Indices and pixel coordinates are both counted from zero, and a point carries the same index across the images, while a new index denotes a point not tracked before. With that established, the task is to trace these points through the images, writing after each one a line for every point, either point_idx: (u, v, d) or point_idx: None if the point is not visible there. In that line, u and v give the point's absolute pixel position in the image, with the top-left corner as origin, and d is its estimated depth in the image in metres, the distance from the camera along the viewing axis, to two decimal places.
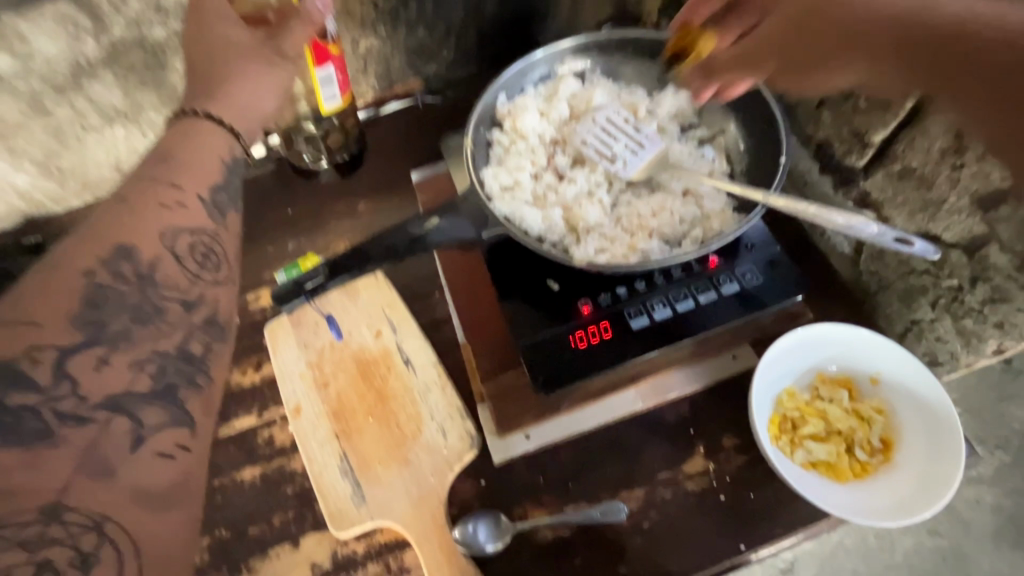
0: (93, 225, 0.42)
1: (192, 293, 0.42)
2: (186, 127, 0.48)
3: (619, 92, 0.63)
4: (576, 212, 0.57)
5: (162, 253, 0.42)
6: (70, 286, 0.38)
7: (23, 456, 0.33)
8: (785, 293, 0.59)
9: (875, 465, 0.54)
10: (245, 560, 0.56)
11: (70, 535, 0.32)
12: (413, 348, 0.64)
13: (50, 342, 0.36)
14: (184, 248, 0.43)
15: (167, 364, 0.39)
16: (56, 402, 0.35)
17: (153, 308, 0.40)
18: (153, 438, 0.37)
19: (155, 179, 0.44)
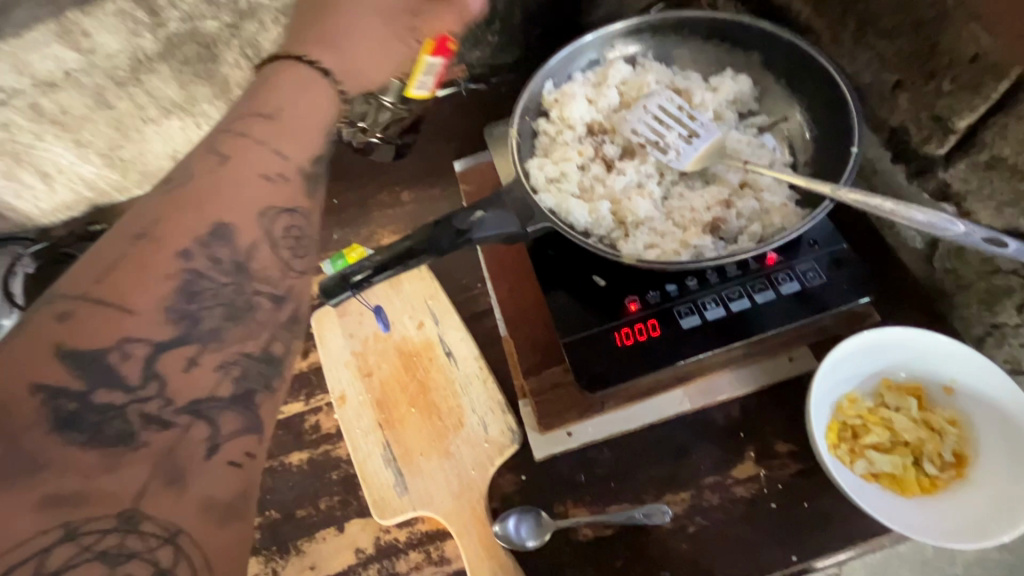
0: (198, 189, 0.42)
1: (280, 287, 0.42)
2: (292, 71, 0.51)
3: (673, 77, 0.60)
4: (625, 205, 0.54)
5: (259, 239, 0.42)
6: (166, 270, 0.38)
7: (103, 460, 0.33)
8: (849, 293, 0.55)
9: (945, 480, 0.50)
10: (294, 541, 0.58)
11: (148, 547, 0.31)
12: (455, 340, 0.64)
13: (143, 334, 0.36)
14: (281, 230, 0.44)
15: (248, 367, 0.39)
16: (141, 402, 0.35)
17: (245, 303, 0.40)
18: (225, 447, 0.36)
19: (259, 143, 0.45)
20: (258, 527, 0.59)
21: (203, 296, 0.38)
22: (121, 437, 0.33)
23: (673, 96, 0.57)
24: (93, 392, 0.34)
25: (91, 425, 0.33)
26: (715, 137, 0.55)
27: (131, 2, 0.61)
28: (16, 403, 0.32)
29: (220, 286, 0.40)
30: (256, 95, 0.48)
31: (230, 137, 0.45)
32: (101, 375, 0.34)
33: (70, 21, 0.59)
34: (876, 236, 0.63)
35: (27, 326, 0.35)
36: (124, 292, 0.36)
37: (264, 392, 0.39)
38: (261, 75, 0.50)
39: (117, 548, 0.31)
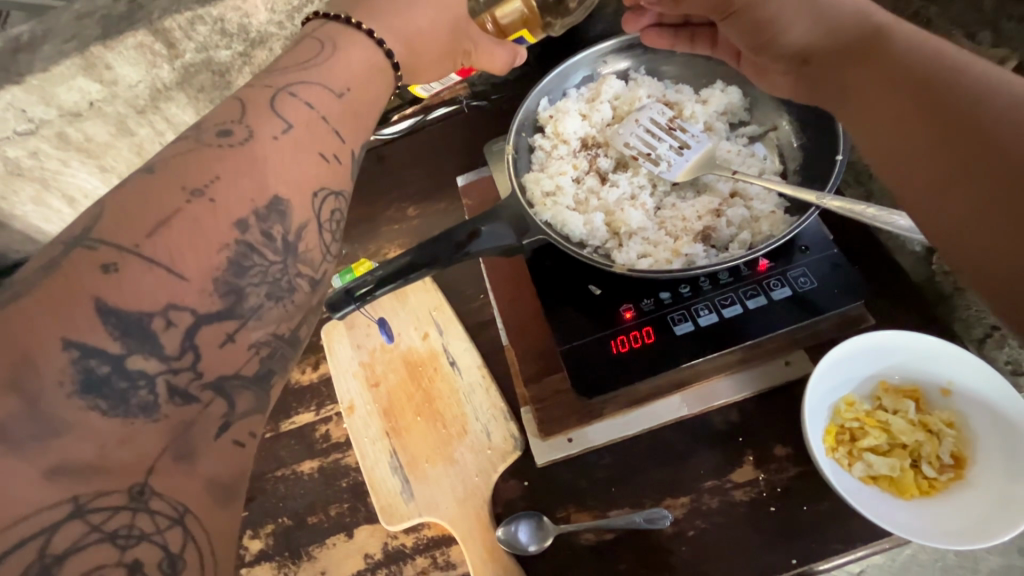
0: (247, 150, 0.38)
1: (318, 272, 0.40)
2: (346, 38, 0.46)
3: (665, 91, 0.62)
4: (618, 216, 0.56)
5: (310, 218, 0.40)
6: (221, 238, 0.35)
7: (122, 430, 0.30)
8: (840, 298, 0.57)
9: (944, 481, 0.50)
10: (305, 547, 0.60)
11: (157, 529, 0.30)
12: (458, 350, 0.66)
13: (188, 303, 0.33)
14: (326, 213, 0.41)
15: (277, 348, 0.37)
16: (172, 373, 0.33)
17: (287, 282, 0.38)
18: (237, 425, 0.35)
19: (319, 117, 0.41)
20: (272, 533, 0.61)
21: (250, 273, 0.36)
22: (143, 407, 0.31)
23: (664, 110, 0.59)
24: (128, 356, 0.31)
25: (117, 393, 0.31)
26: (705, 148, 0.57)
27: (150, 35, 0.63)
28: (43, 349, 0.29)
29: (267, 264, 0.37)
30: (320, 58, 0.44)
31: (282, 98, 0.41)
32: (141, 340, 0.32)
33: (93, 55, 0.63)
34: (871, 241, 0.64)
35: (64, 264, 0.32)
36: (172, 250, 0.34)
37: (280, 375, 0.38)
38: (317, 33, 0.46)
39: (126, 528, 0.29)
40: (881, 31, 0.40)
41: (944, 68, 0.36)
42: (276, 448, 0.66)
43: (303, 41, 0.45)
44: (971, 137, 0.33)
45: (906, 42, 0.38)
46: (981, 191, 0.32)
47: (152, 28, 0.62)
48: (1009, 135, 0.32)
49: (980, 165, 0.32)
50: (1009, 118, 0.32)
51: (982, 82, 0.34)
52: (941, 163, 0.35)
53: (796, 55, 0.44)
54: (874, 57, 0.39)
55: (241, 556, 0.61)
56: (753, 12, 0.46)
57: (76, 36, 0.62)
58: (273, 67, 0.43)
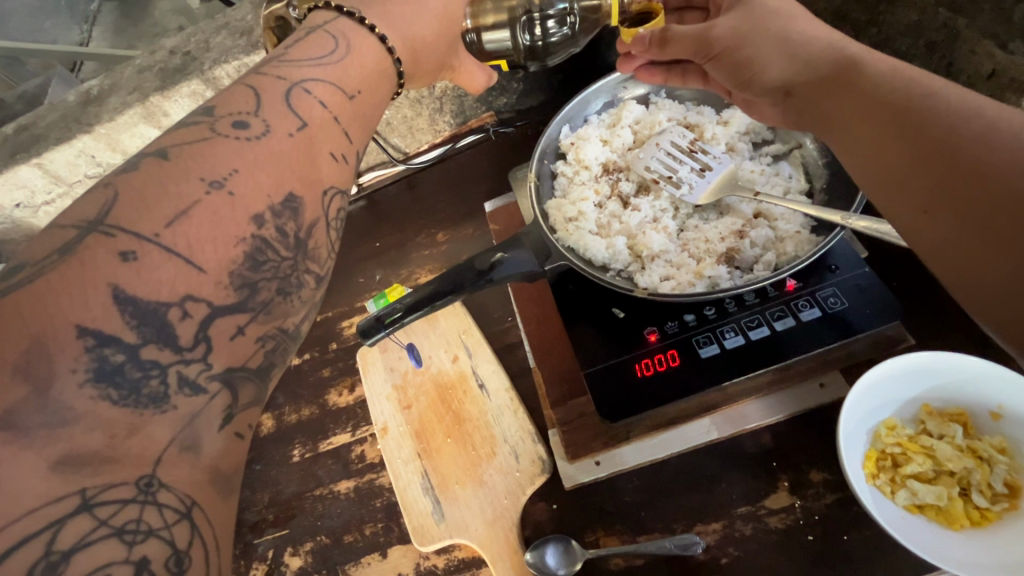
0: (264, 145, 0.38)
1: (324, 268, 0.41)
2: (345, 29, 0.46)
3: (685, 114, 0.63)
4: (640, 239, 0.56)
5: (321, 217, 0.41)
6: (238, 232, 0.36)
7: (133, 420, 0.30)
8: (873, 319, 0.55)
9: (997, 512, 0.47)
10: (341, 565, 0.63)
11: (164, 525, 0.29)
12: (486, 372, 0.68)
13: (205, 295, 0.34)
14: (334, 212, 0.42)
15: (281, 342, 0.38)
16: (185, 364, 0.33)
17: (296, 279, 0.39)
18: (239, 416, 0.35)
19: (325, 107, 0.42)
20: (310, 551, 0.64)
21: (264, 268, 0.37)
22: (153, 398, 0.31)
23: (684, 132, 0.60)
24: (144, 345, 0.31)
25: (129, 383, 0.31)
26: (727, 169, 0.57)
27: (202, 83, 0.69)
28: (56, 335, 0.29)
29: (280, 260, 0.38)
30: (332, 56, 0.44)
31: (296, 93, 0.42)
32: (157, 329, 0.32)
33: (152, 105, 0.70)
34: (903, 254, 0.62)
35: (78, 248, 0.32)
36: (191, 239, 0.34)
37: (280, 366, 0.39)
38: (326, 27, 0.46)
39: (133, 523, 0.28)
40: (855, 63, 0.42)
41: (916, 93, 0.38)
42: (315, 467, 0.70)
43: (312, 34, 0.46)
44: (947, 157, 0.35)
45: (880, 70, 0.41)
46: (962, 194, 0.35)
47: (203, 78, 0.68)
48: (978, 146, 0.34)
49: (959, 182, 0.35)
50: (978, 137, 0.35)
51: (956, 104, 0.36)
52: (926, 182, 0.37)
53: (776, 89, 0.48)
54: (852, 85, 0.42)
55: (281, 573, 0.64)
56: (730, 55, 0.50)
57: (139, 89, 0.70)
58: (282, 58, 0.44)
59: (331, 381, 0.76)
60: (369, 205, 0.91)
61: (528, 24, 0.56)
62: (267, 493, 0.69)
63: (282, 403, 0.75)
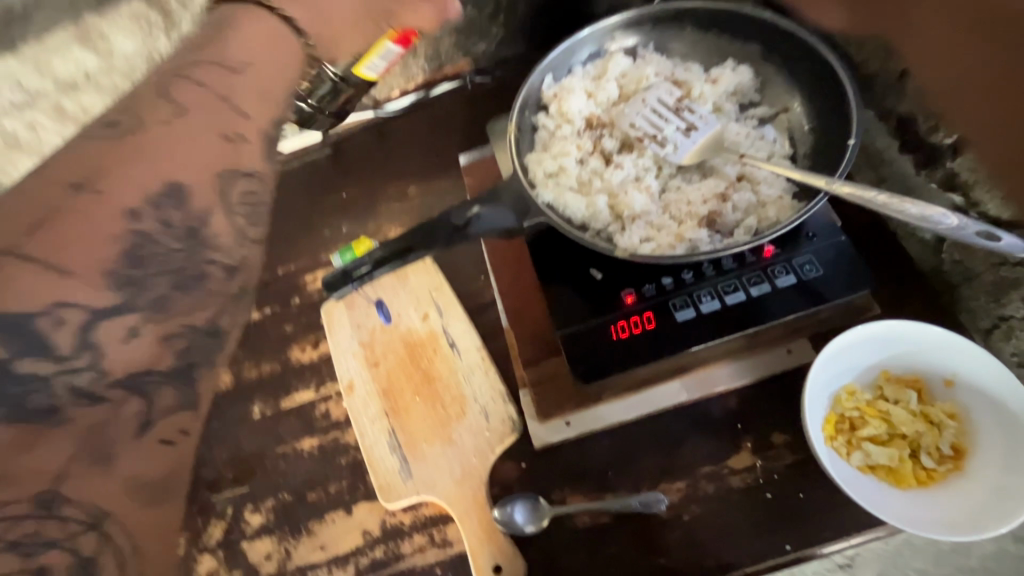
0: (142, 137, 0.46)
1: (233, 258, 0.48)
2: (235, 13, 0.53)
3: (673, 69, 0.60)
4: (622, 199, 0.55)
5: (215, 205, 0.47)
6: (114, 231, 0.42)
7: (26, 435, 0.38)
8: (846, 287, 0.56)
9: (943, 473, 0.50)
10: (305, 522, 0.62)
11: (67, 535, 0.38)
12: (457, 331, 0.67)
13: (75, 302, 0.40)
14: (238, 196, 0.49)
15: (193, 339, 0.45)
16: (68, 373, 0.39)
17: (195, 272, 0.45)
18: (157, 428, 0.43)
19: (201, 87, 0.49)
20: (273, 508, 0.63)
21: (146, 261, 0.43)
22: (42, 413, 0.38)
23: (672, 89, 0.58)
24: (17, 360, 0.38)
25: (11, 398, 0.38)
26: (713, 130, 0.55)
27: None
28: None
29: (171, 250, 0.45)
30: (215, 44, 0.51)
31: (184, 84, 0.49)
32: (29, 341, 0.38)
33: None
34: (876, 224, 0.63)
35: None
36: (55, 245, 0.40)
37: (204, 369, 0.45)
38: (221, 17, 0.53)
39: (28, 537, 0.37)
40: None
41: None
42: (277, 425, 0.68)
43: (210, 26, 0.53)
44: None
45: None
46: None
47: None
48: None
49: None
50: None
51: None
52: None
53: None
54: None
55: (242, 529, 0.63)
56: None
57: None
58: (195, 50, 0.51)
59: (294, 337, 0.73)
60: (335, 152, 0.87)
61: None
62: (226, 450, 0.68)
63: (242, 358, 0.73)
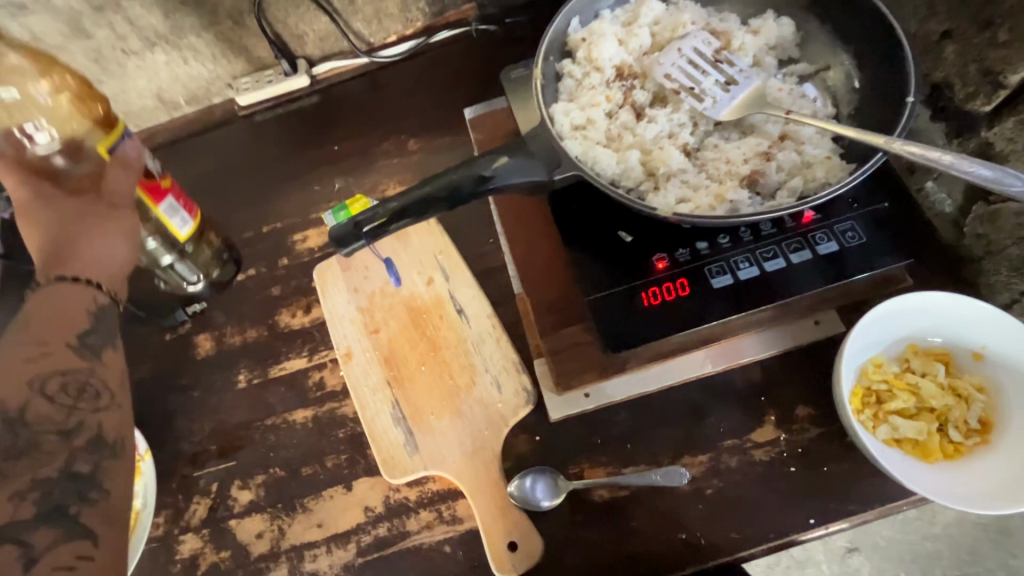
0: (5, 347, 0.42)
1: (67, 422, 0.40)
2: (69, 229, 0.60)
3: (710, 18, 0.55)
4: (656, 156, 0.51)
5: (30, 397, 0.40)
6: None
7: None
8: (888, 258, 0.48)
9: (971, 446, 0.49)
10: (300, 499, 0.57)
11: None
12: (465, 296, 0.62)
13: None
14: (54, 387, 0.41)
15: (56, 486, 0.38)
16: None
17: (24, 443, 0.39)
18: (47, 557, 0.35)
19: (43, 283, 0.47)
20: (263, 484, 0.58)
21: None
22: None
23: (710, 39, 0.53)
24: None
25: None
26: (754, 85, 0.51)
27: None
28: None
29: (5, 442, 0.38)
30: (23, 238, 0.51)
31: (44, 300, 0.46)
32: None
33: None
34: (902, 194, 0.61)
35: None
36: None
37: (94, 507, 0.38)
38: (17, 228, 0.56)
39: None
40: None
41: None
42: (266, 395, 0.63)
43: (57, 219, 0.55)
44: None
45: None
46: None
47: None
48: None
49: None
50: None
51: None
52: None
53: None
54: None
55: (229, 507, 0.58)
56: None
57: None
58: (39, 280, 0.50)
59: (282, 300, 0.67)
60: (324, 100, 0.79)
61: (54, 116, 0.51)
62: (208, 423, 0.62)
63: (224, 323, 0.67)
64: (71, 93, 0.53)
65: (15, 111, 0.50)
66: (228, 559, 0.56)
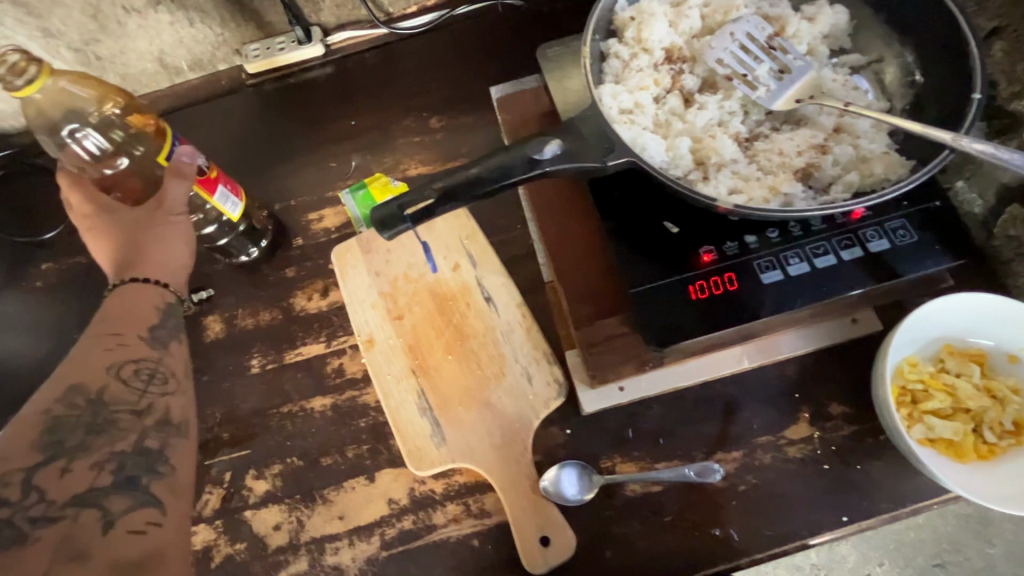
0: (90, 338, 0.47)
1: (140, 403, 0.45)
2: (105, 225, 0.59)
3: (762, 3, 0.53)
4: (707, 145, 0.49)
5: (108, 380, 0.45)
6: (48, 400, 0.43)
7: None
8: (937, 259, 0.47)
9: (1004, 448, 0.49)
10: (320, 490, 0.55)
11: None
12: (493, 284, 0.60)
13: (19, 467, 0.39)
14: (130, 373, 0.46)
15: (125, 459, 0.42)
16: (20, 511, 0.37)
17: (104, 420, 0.43)
18: (122, 520, 0.39)
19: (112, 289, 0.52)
20: (280, 474, 0.56)
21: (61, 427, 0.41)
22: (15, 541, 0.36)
23: (763, 24, 0.51)
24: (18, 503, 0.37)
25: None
26: (808, 76, 0.49)
27: None
28: None
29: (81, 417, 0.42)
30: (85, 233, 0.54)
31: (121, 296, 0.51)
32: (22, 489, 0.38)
33: None
34: None
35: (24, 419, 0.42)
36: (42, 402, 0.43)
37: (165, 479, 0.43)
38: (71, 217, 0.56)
39: None
40: None
41: None
42: (281, 381, 0.60)
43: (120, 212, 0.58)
44: None
45: None
46: None
47: None
48: None
49: None
50: None
51: None
52: None
53: None
54: None
55: (244, 497, 0.56)
56: None
57: None
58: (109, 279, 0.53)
59: (297, 282, 0.64)
60: (338, 71, 0.75)
61: (102, 126, 0.55)
62: (220, 409, 0.59)
63: (235, 304, 0.64)
64: (125, 108, 0.57)
65: (67, 115, 0.54)
66: (245, 552, 0.54)
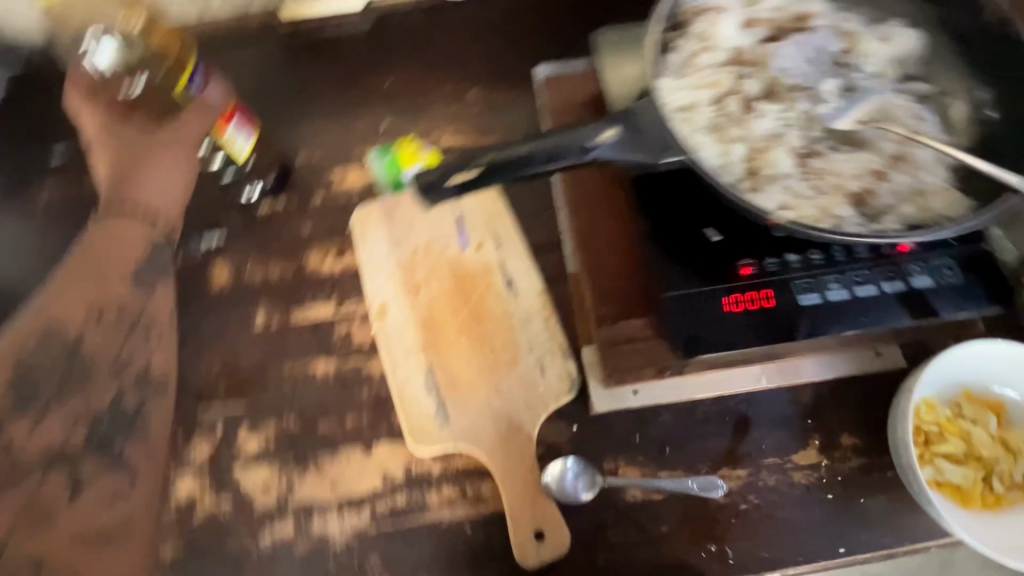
0: None
1: None
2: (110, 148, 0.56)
3: (834, 19, 0.52)
4: (762, 154, 0.47)
5: None
6: None
7: None
8: (978, 303, 0.47)
9: (1010, 499, 0.49)
10: (313, 456, 0.54)
11: None
12: (516, 268, 0.58)
13: None
14: None
15: None
16: None
17: None
18: None
19: None
20: (274, 436, 0.54)
21: None
22: None
23: (832, 43, 0.51)
24: None
25: None
26: (873, 99, 0.49)
27: None
28: None
29: None
30: None
31: None
32: None
33: None
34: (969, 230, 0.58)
35: None
36: None
37: None
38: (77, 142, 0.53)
39: None
40: None
41: None
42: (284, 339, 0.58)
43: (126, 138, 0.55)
44: None
45: None
46: None
47: None
48: None
49: None
50: None
51: None
52: None
53: None
54: None
55: (233, 454, 0.54)
56: None
57: None
58: None
59: (312, 239, 0.62)
60: (378, 28, 0.72)
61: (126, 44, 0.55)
62: (218, 360, 0.57)
63: (246, 254, 0.61)
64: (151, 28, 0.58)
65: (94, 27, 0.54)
66: (229, 509, 0.52)
